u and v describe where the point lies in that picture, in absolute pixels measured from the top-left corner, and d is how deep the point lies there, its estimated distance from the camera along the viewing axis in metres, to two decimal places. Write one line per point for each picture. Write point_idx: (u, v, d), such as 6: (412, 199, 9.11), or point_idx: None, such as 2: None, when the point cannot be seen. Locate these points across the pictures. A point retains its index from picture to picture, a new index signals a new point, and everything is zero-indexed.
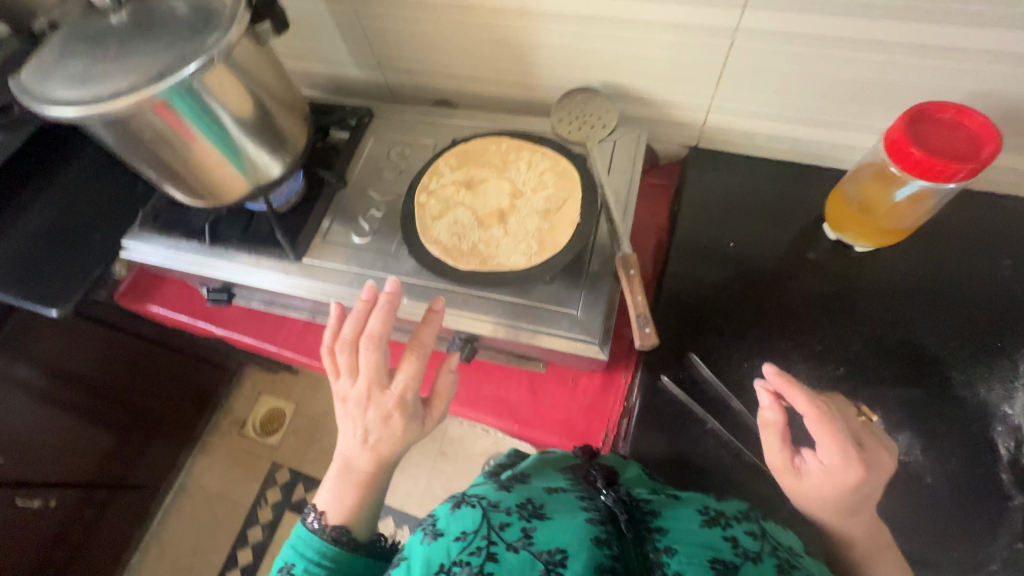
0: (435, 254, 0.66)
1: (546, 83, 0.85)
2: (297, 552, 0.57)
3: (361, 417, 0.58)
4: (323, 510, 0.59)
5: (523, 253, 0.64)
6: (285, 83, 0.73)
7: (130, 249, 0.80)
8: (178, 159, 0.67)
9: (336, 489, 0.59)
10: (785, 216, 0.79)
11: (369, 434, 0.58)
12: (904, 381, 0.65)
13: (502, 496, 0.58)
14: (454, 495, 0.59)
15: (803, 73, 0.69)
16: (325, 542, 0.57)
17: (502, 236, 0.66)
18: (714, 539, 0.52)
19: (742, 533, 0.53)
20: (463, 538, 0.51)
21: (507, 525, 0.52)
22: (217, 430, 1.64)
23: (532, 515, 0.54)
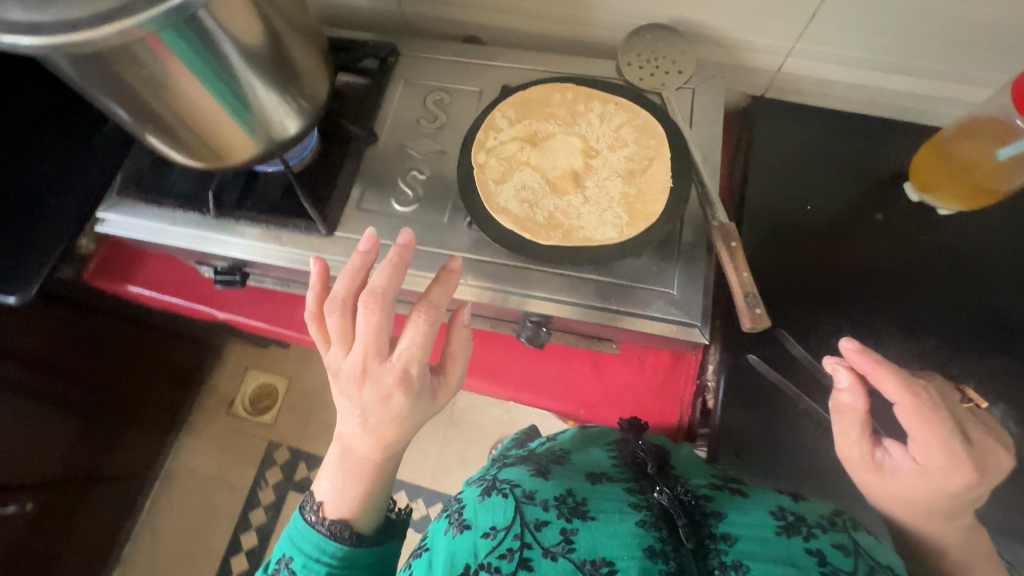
0: (507, 226, 0.56)
1: (601, 18, 0.73)
2: (297, 548, 0.52)
3: (358, 397, 0.48)
4: (322, 500, 0.54)
5: (611, 224, 0.55)
6: (297, 3, 0.57)
7: (107, 221, 0.66)
8: (171, 109, 0.52)
9: (337, 477, 0.53)
10: (860, 177, 0.74)
11: (368, 416, 0.49)
12: (995, 352, 0.62)
13: (538, 485, 0.55)
14: (484, 479, 0.58)
15: (913, 13, 0.61)
16: (328, 535, 0.53)
17: (582, 204, 0.57)
18: (793, 555, 0.47)
19: (829, 546, 0.48)
20: (492, 537, 0.50)
21: (544, 526, 0.51)
22: (202, 410, 1.51)
23: (573, 515, 0.52)
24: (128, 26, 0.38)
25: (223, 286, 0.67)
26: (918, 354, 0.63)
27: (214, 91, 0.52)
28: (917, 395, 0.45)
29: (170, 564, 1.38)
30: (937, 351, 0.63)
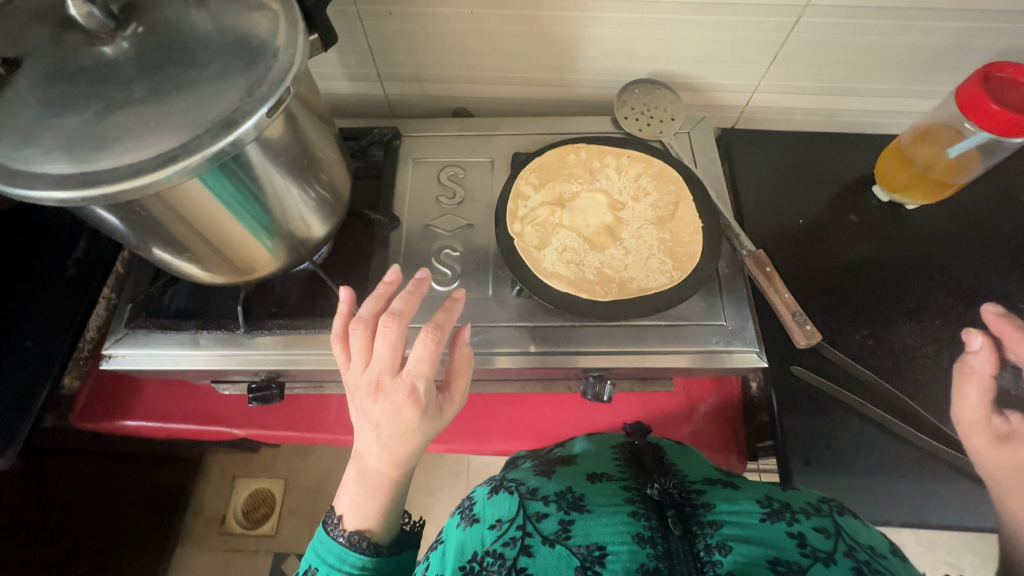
0: (562, 290, 0.57)
1: (586, 78, 0.78)
2: (322, 557, 0.48)
3: (369, 411, 0.44)
4: (341, 514, 0.49)
5: (658, 270, 0.58)
6: (314, 93, 0.54)
7: (115, 356, 0.59)
8: (193, 231, 0.50)
9: (354, 495, 0.48)
10: (834, 186, 0.82)
11: (380, 430, 0.44)
12: (992, 321, 0.70)
13: (542, 484, 0.59)
14: (492, 480, 0.62)
15: (860, 46, 0.70)
16: (350, 549, 0.48)
17: (622, 254, 0.60)
18: (778, 537, 0.49)
19: (812, 529, 0.50)
20: (496, 528, 0.53)
21: (544, 516, 0.54)
22: (191, 535, 1.35)
23: (572, 508, 0.55)
24: (195, 161, 0.36)
25: (260, 404, 0.61)
26: (932, 336, 0.70)
27: (238, 211, 0.51)
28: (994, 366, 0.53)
29: None
30: (945, 329, 0.70)
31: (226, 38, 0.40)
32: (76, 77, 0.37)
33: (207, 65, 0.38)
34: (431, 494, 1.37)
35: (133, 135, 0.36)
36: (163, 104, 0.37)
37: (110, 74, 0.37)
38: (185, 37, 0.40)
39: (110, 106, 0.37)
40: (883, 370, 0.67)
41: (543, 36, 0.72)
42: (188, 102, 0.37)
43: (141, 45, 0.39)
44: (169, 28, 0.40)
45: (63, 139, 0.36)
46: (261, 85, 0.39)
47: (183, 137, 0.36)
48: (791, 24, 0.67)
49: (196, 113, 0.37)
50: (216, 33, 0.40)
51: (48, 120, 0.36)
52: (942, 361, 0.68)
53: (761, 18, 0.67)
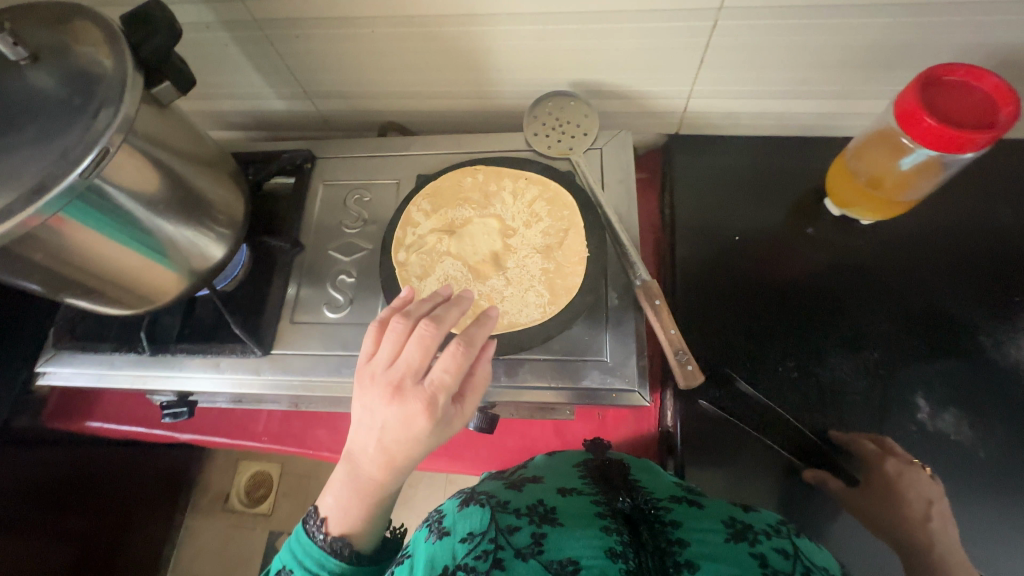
0: None
1: (506, 89, 0.75)
2: (300, 551, 0.48)
3: (382, 416, 0.42)
4: (324, 515, 0.48)
5: (532, 304, 0.57)
6: (193, 135, 0.56)
7: (48, 373, 0.66)
8: (102, 279, 0.54)
9: (338, 489, 0.47)
10: (783, 197, 0.75)
11: (384, 432, 0.43)
12: (938, 355, 0.63)
13: (513, 496, 0.57)
14: (462, 493, 0.58)
15: (795, 46, 0.62)
16: (327, 554, 0.47)
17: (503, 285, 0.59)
18: (741, 556, 0.48)
19: (770, 550, 0.48)
20: (469, 539, 0.50)
21: (517, 529, 0.51)
22: (198, 510, 1.48)
23: (544, 521, 0.53)
24: (13, 226, 0.39)
25: (173, 419, 0.66)
26: (866, 369, 0.63)
27: (128, 246, 0.52)
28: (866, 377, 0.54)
29: None
30: (883, 363, 0.63)
31: (53, 97, 0.42)
32: None
33: (30, 128, 0.41)
34: (411, 485, 1.43)
35: None
36: None
37: None
38: (16, 100, 0.42)
39: None
40: (802, 407, 0.62)
41: (452, 51, 0.69)
42: (6, 169, 0.40)
43: None
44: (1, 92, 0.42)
45: None
46: (77, 147, 0.41)
47: (1, 203, 0.39)
48: (710, 27, 0.61)
49: (12, 178, 0.39)
50: (44, 94, 0.42)
51: None
52: (874, 399, 0.62)
53: (673, 23, 0.61)
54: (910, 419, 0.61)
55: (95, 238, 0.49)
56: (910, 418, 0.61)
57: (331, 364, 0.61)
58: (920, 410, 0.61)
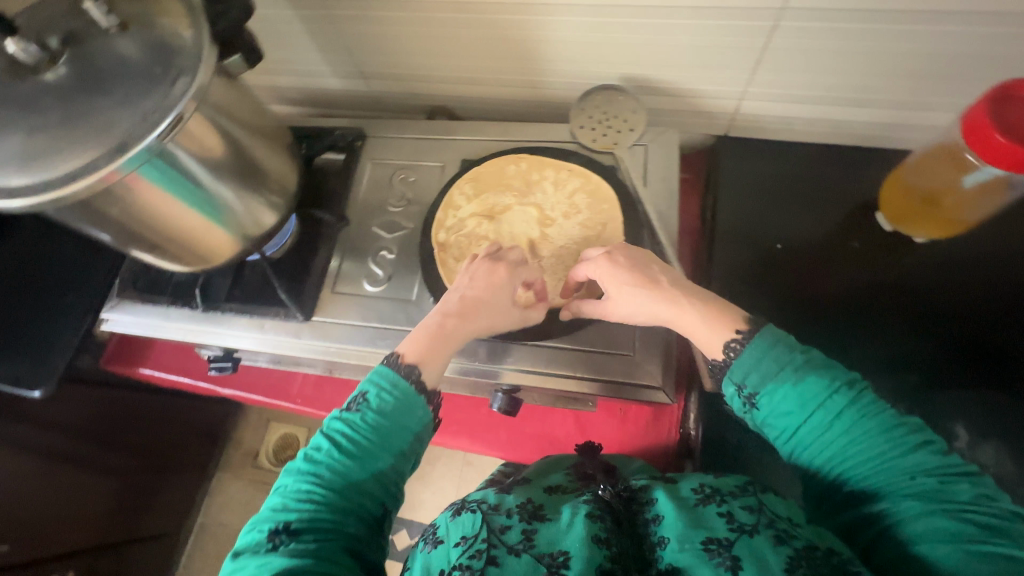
0: None
1: (556, 81, 0.76)
2: (370, 380, 0.49)
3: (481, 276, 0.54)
4: (401, 354, 0.51)
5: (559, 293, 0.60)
6: (256, 107, 0.59)
7: (111, 320, 0.71)
8: (156, 234, 0.58)
9: (415, 336, 0.52)
10: (830, 205, 0.73)
11: (468, 286, 0.54)
12: (982, 384, 0.60)
13: (502, 498, 0.57)
14: (453, 502, 0.58)
15: (859, 52, 0.60)
16: (399, 375, 0.49)
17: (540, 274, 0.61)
18: (707, 518, 0.47)
19: (737, 506, 0.47)
20: (463, 542, 0.50)
21: (507, 527, 0.52)
22: (229, 463, 1.56)
23: (532, 517, 0.53)
24: (94, 179, 0.43)
25: (218, 372, 0.72)
26: (902, 392, 0.62)
27: (189, 206, 0.56)
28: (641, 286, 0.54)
29: None
30: (920, 387, 0.61)
31: (139, 63, 0.46)
32: (13, 103, 0.44)
33: (115, 91, 0.44)
34: (429, 461, 1.46)
35: (49, 157, 0.43)
36: (72, 128, 0.43)
37: (39, 97, 0.44)
38: (103, 64, 0.45)
39: (34, 130, 0.43)
40: None
41: (505, 40, 0.71)
42: (92, 128, 0.43)
43: (70, 71, 0.45)
44: (92, 55, 0.45)
45: None
46: (156, 111, 0.44)
47: (87, 159, 0.43)
48: (769, 28, 0.60)
49: (97, 136, 0.43)
50: (129, 61, 0.46)
51: None
52: None
53: (730, 21, 0.60)
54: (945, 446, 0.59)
55: (157, 195, 0.53)
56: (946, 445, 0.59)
57: (366, 334, 0.64)
58: (958, 438, 0.59)
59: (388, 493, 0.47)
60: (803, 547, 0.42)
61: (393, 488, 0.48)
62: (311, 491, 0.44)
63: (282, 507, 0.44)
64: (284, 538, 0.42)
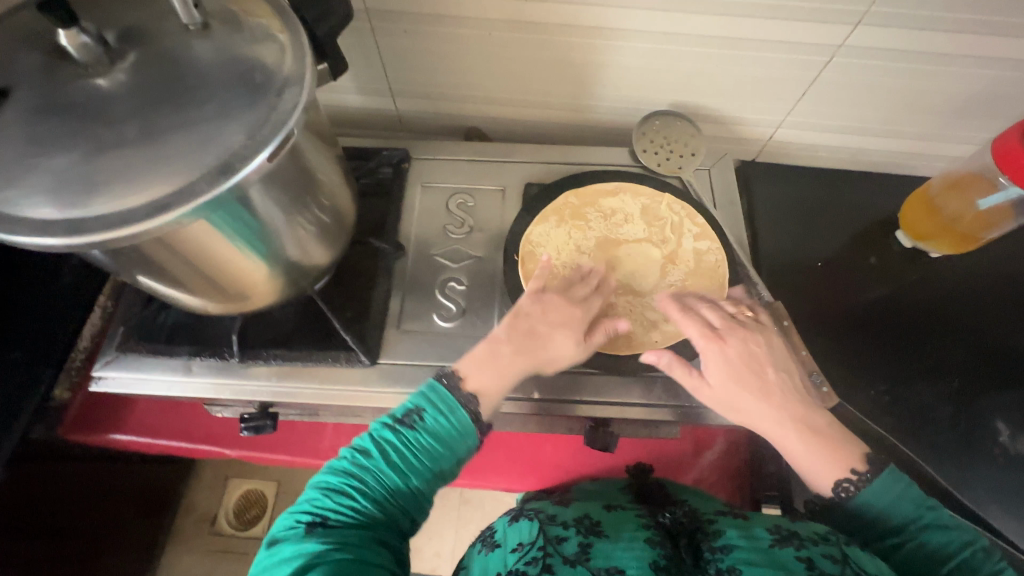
0: None
1: (603, 105, 0.75)
2: (430, 401, 0.46)
3: (535, 294, 0.53)
4: (463, 375, 0.48)
5: (665, 321, 0.57)
6: (315, 108, 0.50)
7: (103, 379, 0.57)
8: (191, 264, 0.47)
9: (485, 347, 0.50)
10: (856, 225, 0.79)
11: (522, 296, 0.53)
12: (1013, 384, 0.67)
13: (561, 510, 0.57)
14: (513, 508, 0.59)
15: (895, 88, 0.66)
16: (458, 402, 0.46)
17: (644, 301, 0.58)
18: (785, 561, 0.46)
19: (819, 554, 0.46)
20: (519, 549, 0.51)
21: (564, 540, 0.51)
22: (179, 534, 1.33)
23: (590, 532, 0.52)
24: (189, 208, 0.34)
25: (253, 433, 0.59)
26: (950, 395, 0.67)
27: (236, 241, 0.47)
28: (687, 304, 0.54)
29: None
30: (964, 389, 0.67)
31: (229, 68, 0.38)
32: (60, 113, 0.34)
33: (208, 102, 0.36)
34: None
35: (123, 180, 0.33)
36: (154, 147, 0.34)
37: (103, 105, 0.35)
38: (184, 68, 0.37)
39: (100, 146, 0.34)
40: (895, 428, 0.65)
41: (562, 62, 0.69)
42: (182, 146, 0.35)
43: (138, 73, 0.36)
44: (168, 58, 0.37)
45: (47, 183, 0.33)
46: (262, 126, 0.36)
47: (178, 183, 0.34)
48: (822, 63, 0.64)
49: (192, 157, 0.35)
50: (213, 67, 0.38)
51: (31, 159, 0.34)
52: (959, 423, 0.65)
53: (791, 55, 0.64)
54: (993, 443, 0.64)
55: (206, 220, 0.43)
56: (993, 442, 0.64)
57: None
58: (1002, 433, 0.65)
59: (422, 507, 0.45)
60: None
61: (425, 505, 0.45)
62: (349, 486, 0.43)
63: (320, 499, 0.42)
64: (318, 531, 0.41)
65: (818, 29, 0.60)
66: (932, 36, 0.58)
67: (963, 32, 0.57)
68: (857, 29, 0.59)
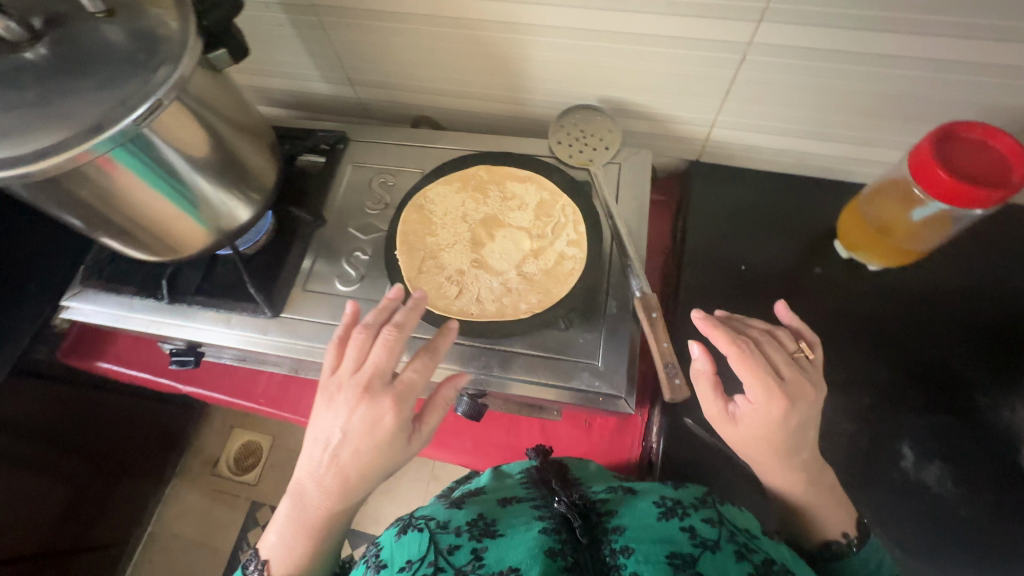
0: (424, 301, 0.60)
1: (538, 98, 0.78)
2: None
3: (346, 414, 0.48)
4: (267, 558, 0.51)
5: (490, 299, 0.60)
6: (241, 105, 0.60)
7: (72, 308, 0.70)
8: (129, 221, 0.56)
9: (297, 535, 0.50)
10: (797, 231, 0.76)
11: (351, 435, 0.48)
12: (930, 408, 0.63)
13: (453, 514, 0.54)
14: (400, 518, 0.54)
15: (821, 88, 0.64)
16: None
17: (487, 276, 0.62)
18: (670, 532, 0.49)
19: (699, 520, 0.50)
20: (407, 568, 0.47)
21: (456, 548, 0.49)
22: (186, 471, 1.48)
23: (483, 534, 0.50)
24: (65, 158, 0.43)
25: (179, 366, 0.70)
26: (856, 414, 0.64)
27: (171, 199, 0.56)
28: (740, 346, 0.50)
29: None
30: (874, 407, 0.64)
31: (126, 46, 0.46)
32: None
33: (97, 72, 0.45)
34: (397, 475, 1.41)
35: (20, 133, 0.43)
36: (47, 108, 0.43)
37: (19, 74, 0.44)
38: (88, 47, 0.46)
39: (7, 105, 0.43)
40: None
41: (490, 55, 0.73)
42: (67, 107, 0.43)
43: (54, 49, 0.46)
44: (79, 37, 0.46)
45: None
46: (135, 94, 0.44)
47: (60, 136, 0.43)
48: (737, 61, 0.64)
49: (73, 117, 0.43)
50: (113, 47, 0.46)
51: None
52: (860, 442, 0.62)
53: (707, 52, 0.63)
54: (894, 467, 0.61)
55: (137, 183, 0.52)
56: (894, 466, 0.61)
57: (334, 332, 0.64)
58: (905, 458, 0.61)
59: None
60: (761, 560, 0.46)
61: None
62: None
63: None
64: None
65: (725, 26, 0.59)
66: (840, 33, 0.57)
67: (872, 30, 0.56)
68: (762, 26, 0.58)
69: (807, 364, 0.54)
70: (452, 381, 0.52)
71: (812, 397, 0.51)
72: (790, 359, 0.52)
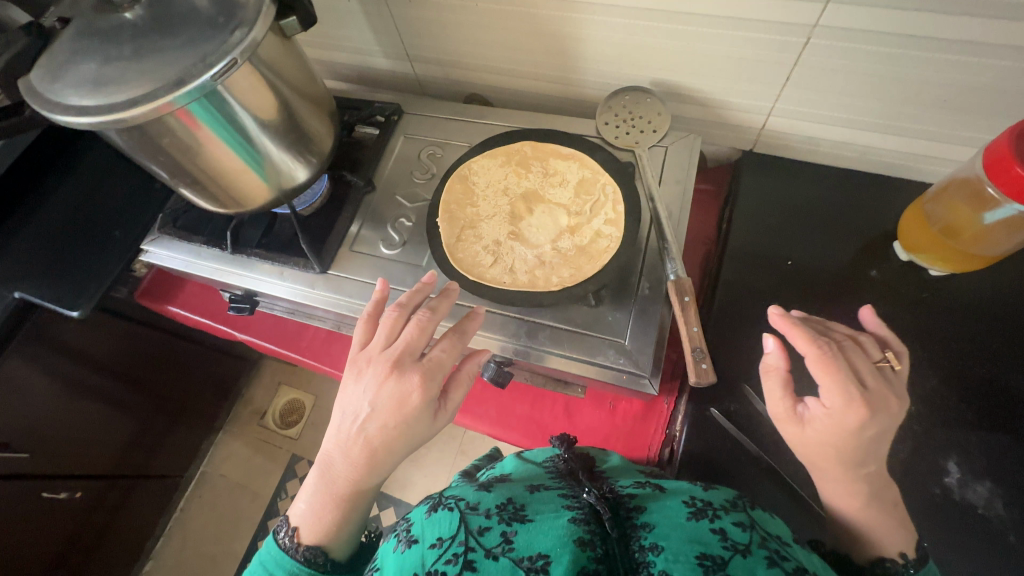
0: (458, 267, 0.62)
1: (589, 78, 0.78)
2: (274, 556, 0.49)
3: (375, 389, 0.48)
4: (296, 526, 0.50)
5: (524, 269, 0.62)
6: (308, 74, 0.64)
7: (150, 252, 0.78)
8: (203, 172, 0.61)
9: (323, 504, 0.49)
10: (853, 229, 0.72)
11: (379, 409, 0.47)
12: (984, 425, 0.59)
13: (482, 497, 0.53)
14: (431, 496, 0.55)
15: (890, 76, 0.60)
16: (301, 560, 0.49)
17: (523, 249, 0.63)
18: (699, 533, 0.47)
19: (730, 524, 0.48)
20: (439, 545, 0.47)
21: (485, 530, 0.48)
22: (237, 420, 1.59)
23: (513, 518, 0.50)
24: (151, 108, 0.48)
25: (235, 311, 0.76)
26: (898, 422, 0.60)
27: (239, 154, 0.60)
28: (823, 348, 0.49)
29: (192, 562, 1.42)
30: (919, 418, 0.60)
31: (210, 11, 0.51)
32: (95, 36, 0.50)
33: (183, 32, 0.50)
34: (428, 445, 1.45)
35: (117, 83, 0.48)
36: (139, 62, 0.48)
37: (121, 33, 0.50)
38: (178, 10, 0.51)
39: (109, 59, 0.49)
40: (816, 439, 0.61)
41: (545, 34, 0.73)
42: (157, 62, 0.48)
43: (149, 12, 0.51)
44: (171, 2, 0.51)
45: (77, 80, 0.49)
46: (214, 53, 0.49)
47: (149, 88, 0.48)
48: (800, 44, 0.61)
49: (161, 71, 0.48)
50: (197, 10, 0.51)
51: (72, 63, 0.50)
52: (901, 452, 0.59)
53: (768, 35, 0.61)
54: (936, 482, 0.57)
55: (211, 137, 0.57)
56: (937, 481, 0.57)
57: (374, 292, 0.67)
58: (950, 475, 0.58)
59: None
60: (793, 568, 0.44)
61: None
62: None
63: None
64: None
65: (788, 7, 0.57)
66: (918, 16, 0.53)
67: (952, 13, 0.52)
68: (828, 8, 0.56)
69: (892, 375, 0.51)
70: (476, 360, 0.53)
71: (896, 409, 0.48)
72: (874, 369, 0.50)
